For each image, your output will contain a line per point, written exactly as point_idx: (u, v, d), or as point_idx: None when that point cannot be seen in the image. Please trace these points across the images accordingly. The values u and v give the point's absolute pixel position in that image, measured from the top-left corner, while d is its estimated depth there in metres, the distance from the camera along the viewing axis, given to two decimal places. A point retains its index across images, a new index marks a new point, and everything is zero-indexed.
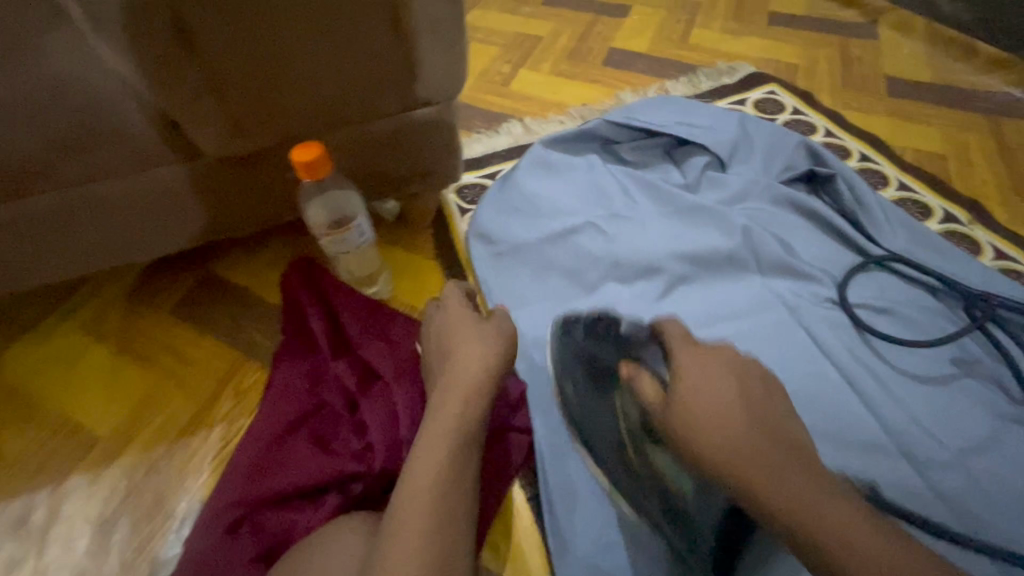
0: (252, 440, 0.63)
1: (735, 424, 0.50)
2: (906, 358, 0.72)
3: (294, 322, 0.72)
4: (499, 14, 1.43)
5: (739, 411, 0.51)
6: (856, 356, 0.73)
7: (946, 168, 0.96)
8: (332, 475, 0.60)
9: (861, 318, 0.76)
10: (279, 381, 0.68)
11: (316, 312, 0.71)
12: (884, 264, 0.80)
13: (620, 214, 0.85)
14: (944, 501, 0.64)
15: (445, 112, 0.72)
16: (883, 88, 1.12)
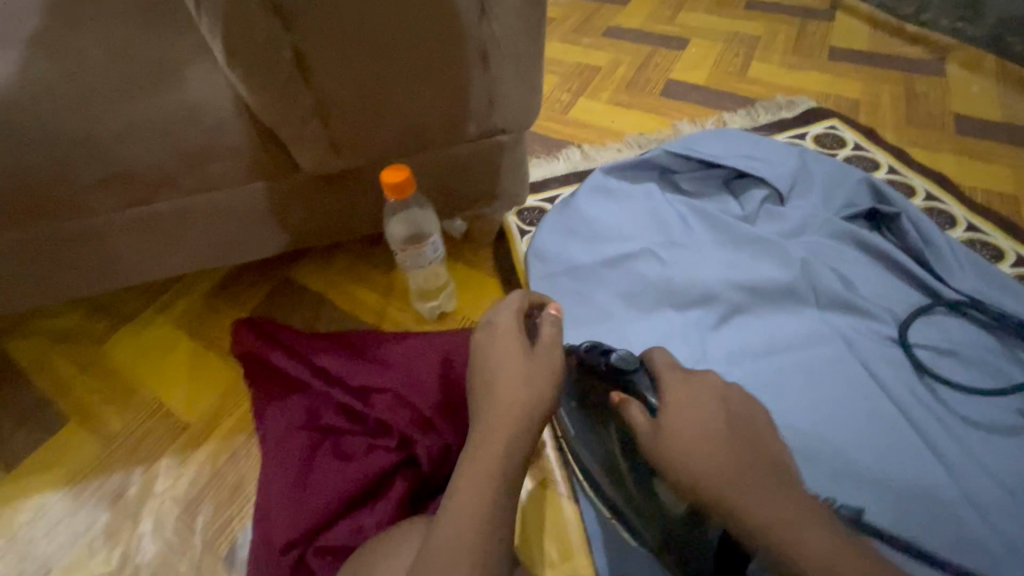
0: (275, 477, 0.62)
1: (751, 488, 0.46)
2: (973, 407, 0.70)
3: (262, 372, 0.73)
4: (560, 45, 1.50)
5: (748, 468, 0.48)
6: (918, 398, 0.72)
7: (1019, 210, 0.93)
8: (363, 475, 0.59)
9: (924, 359, 0.75)
10: (273, 420, 0.67)
11: (276, 352, 0.72)
12: (952, 306, 0.78)
13: (676, 242, 0.87)
14: (1015, 555, 0.61)
15: (517, 139, 0.77)
16: (950, 126, 1.11)
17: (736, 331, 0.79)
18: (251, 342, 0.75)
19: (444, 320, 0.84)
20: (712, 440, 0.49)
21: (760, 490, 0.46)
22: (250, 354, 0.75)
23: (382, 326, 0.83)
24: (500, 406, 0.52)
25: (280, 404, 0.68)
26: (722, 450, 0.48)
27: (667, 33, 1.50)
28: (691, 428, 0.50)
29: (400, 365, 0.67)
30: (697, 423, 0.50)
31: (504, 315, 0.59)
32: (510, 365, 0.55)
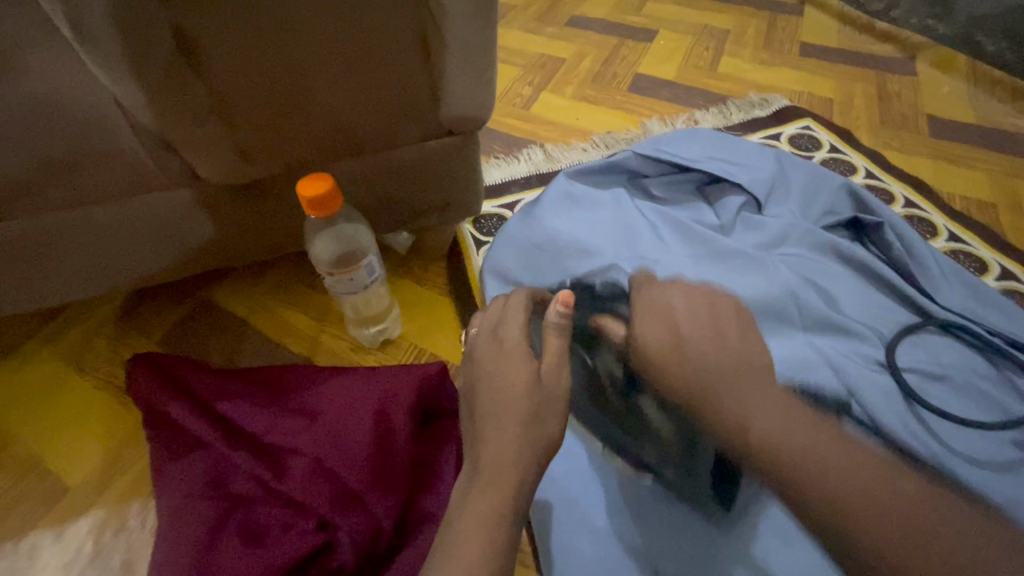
0: (169, 566, 0.50)
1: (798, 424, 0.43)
2: (967, 440, 0.65)
3: (159, 425, 0.60)
4: (521, 34, 1.40)
5: (731, 374, 0.46)
6: (910, 431, 0.65)
7: (997, 218, 0.89)
8: (282, 561, 0.48)
9: (913, 386, 0.69)
10: (171, 489, 0.54)
11: (175, 401, 0.59)
12: (941, 325, 0.73)
13: (647, 257, 0.79)
14: None
15: (468, 141, 0.66)
16: (924, 128, 1.07)
17: None
18: (144, 387, 0.61)
19: (389, 349, 0.72)
20: (700, 356, 0.47)
21: (751, 384, 0.45)
22: (145, 402, 0.61)
23: (314, 357, 0.72)
24: (500, 428, 0.44)
25: (180, 467, 0.56)
26: (712, 363, 0.47)
27: (634, 24, 1.42)
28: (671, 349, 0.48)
29: (328, 415, 0.56)
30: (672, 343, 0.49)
31: (511, 320, 0.51)
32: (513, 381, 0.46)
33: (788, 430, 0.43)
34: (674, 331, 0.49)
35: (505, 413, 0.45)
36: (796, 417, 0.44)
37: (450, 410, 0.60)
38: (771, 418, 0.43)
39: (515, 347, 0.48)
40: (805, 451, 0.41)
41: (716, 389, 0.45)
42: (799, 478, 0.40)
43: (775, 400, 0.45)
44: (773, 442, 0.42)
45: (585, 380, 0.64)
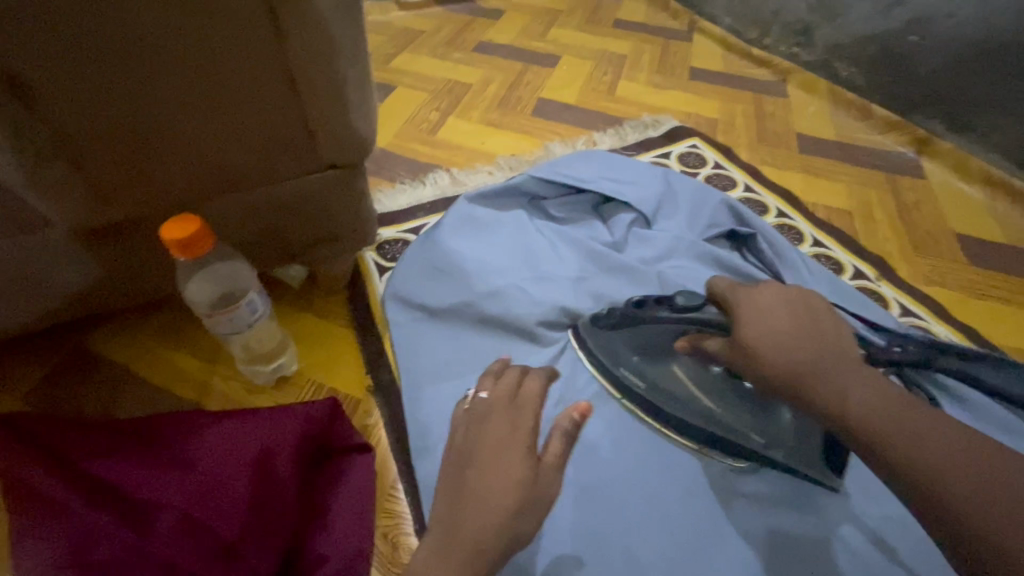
0: None
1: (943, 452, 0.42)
2: None
3: (7, 486, 0.54)
4: (429, 59, 1.43)
5: (832, 356, 0.45)
6: None
7: (852, 224, 0.99)
8: None
9: None
10: (20, 559, 0.49)
11: (30, 462, 0.54)
12: None
13: (545, 275, 0.82)
14: None
15: (353, 171, 0.67)
16: (794, 145, 1.18)
17: None
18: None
19: (284, 387, 0.71)
20: (800, 344, 0.46)
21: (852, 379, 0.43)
22: None
23: (203, 403, 0.69)
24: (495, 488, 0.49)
25: (31, 533, 0.51)
26: (815, 345, 0.46)
27: (539, 50, 1.49)
28: (752, 334, 0.48)
29: (210, 464, 0.54)
30: (767, 336, 0.47)
31: (505, 379, 0.56)
32: (508, 451, 0.50)
33: (912, 420, 0.40)
34: (776, 334, 0.47)
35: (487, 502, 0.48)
36: (845, 361, 0.45)
37: (350, 442, 0.60)
38: None
39: (505, 403, 0.54)
40: (931, 452, 0.39)
41: (836, 378, 0.44)
42: (926, 445, 0.39)
43: (890, 392, 0.43)
44: (884, 422, 0.41)
45: (669, 391, 0.67)
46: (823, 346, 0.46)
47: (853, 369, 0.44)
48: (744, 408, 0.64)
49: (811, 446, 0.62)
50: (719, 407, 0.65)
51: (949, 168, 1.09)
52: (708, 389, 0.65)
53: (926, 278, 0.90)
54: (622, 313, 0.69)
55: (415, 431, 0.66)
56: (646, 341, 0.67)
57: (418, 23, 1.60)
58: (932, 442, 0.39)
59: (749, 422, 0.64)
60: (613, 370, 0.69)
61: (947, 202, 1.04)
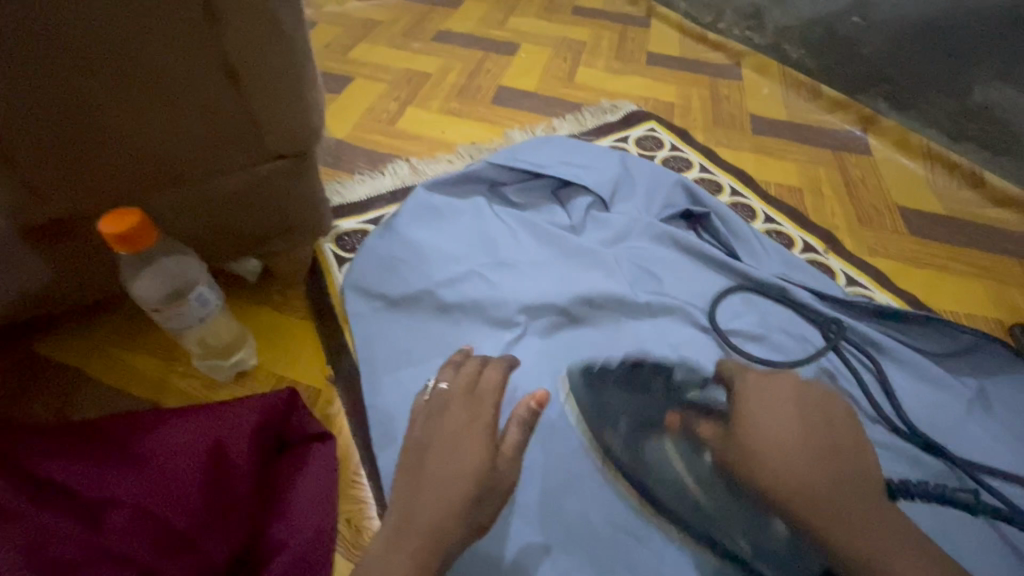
0: None
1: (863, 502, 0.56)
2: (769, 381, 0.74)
3: None
4: (388, 50, 1.41)
5: (831, 482, 0.58)
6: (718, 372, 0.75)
7: (802, 201, 1.02)
8: None
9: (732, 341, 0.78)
10: None
11: None
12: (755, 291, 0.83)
13: (505, 261, 0.83)
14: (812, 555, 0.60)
15: (304, 160, 0.66)
16: (748, 126, 1.21)
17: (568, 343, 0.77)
18: None
19: (244, 381, 0.71)
20: (802, 468, 0.59)
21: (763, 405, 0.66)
22: None
23: (160, 400, 0.68)
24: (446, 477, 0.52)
25: None
26: (807, 456, 0.59)
27: (498, 38, 1.49)
28: (773, 440, 0.62)
29: (163, 459, 0.54)
30: (778, 436, 0.62)
31: (465, 371, 0.60)
32: (468, 441, 0.54)
33: (856, 520, 0.55)
34: (775, 420, 0.64)
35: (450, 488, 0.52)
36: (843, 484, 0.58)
37: (309, 432, 0.61)
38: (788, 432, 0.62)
39: (465, 395, 0.58)
40: (857, 539, 0.54)
41: (812, 485, 0.58)
42: (855, 541, 0.54)
43: (856, 499, 0.57)
44: (835, 517, 0.56)
45: (655, 476, 0.65)
46: (805, 454, 0.60)
47: (859, 503, 0.57)
48: (733, 513, 0.62)
49: (791, 561, 0.58)
50: (712, 505, 0.63)
51: (891, 145, 1.13)
52: (711, 498, 0.63)
53: (869, 248, 0.94)
54: (625, 368, 0.74)
55: (376, 417, 0.66)
56: (639, 418, 0.69)
57: (376, 13, 1.58)
58: (867, 535, 0.54)
59: (735, 523, 0.61)
60: (602, 438, 0.68)
61: (890, 177, 1.08)
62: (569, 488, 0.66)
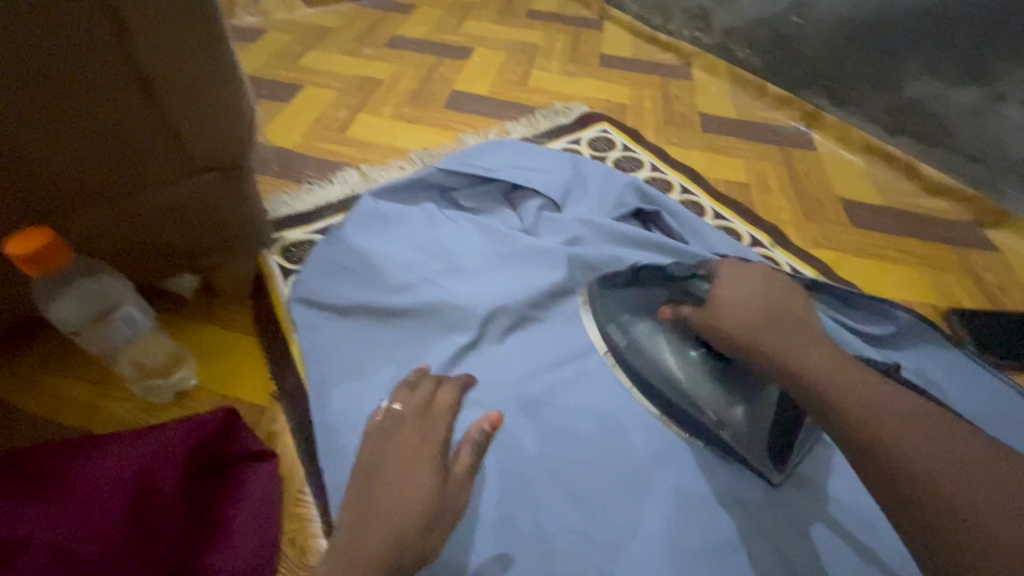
0: None
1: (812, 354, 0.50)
2: None
3: None
4: (339, 56, 1.39)
5: (789, 329, 0.52)
6: None
7: (750, 196, 1.05)
8: None
9: None
10: None
11: None
12: None
13: (457, 266, 0.81)
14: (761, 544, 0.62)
15: (235, 171, 0.65)
16: (697, 124, 1.23)
17: (521, 345, 0.75)
18: None
19: (182, 401, 0.68)
20: (759, 316, 0.54)
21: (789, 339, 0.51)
22: None
23: (92, 426, 0.65)
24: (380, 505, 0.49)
25: None
26: (771, 315, 0.53)
27: (451, 43, 1.48)
28: (728, 300, 0.56)
29: (89, 489, 0.52)
30: (746, 309, 0.54)
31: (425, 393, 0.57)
32: (415, 463, 0.51)
33: (857, 387, 0.46)
34: (738, 297, 0.56)
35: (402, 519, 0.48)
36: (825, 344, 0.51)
37: (247, 450, 0.59)
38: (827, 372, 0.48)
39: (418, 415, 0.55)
40: (855, 404, 0.45)
41: (771, 351, 0.51)
42: (845, 403, 0.45)
43: (856, 373, 0.48)
44: (832, 381, 0.47)
45: (650, 357, 0.70)
46: (779, 322, 0.53)
47: (855, 377, 0.47)
48: (714, 388, 0.66)
49: (759, 431, 0.64)
50: (691, 386, 0.67)
51: (833, 139, 1.17)
52: (697, 371, 0.67)
53: (813, 241, 0.96)
54: (632, 272, 0.76)
55: (321, 432, 0.65)
56: (642, 307, 0.73)
57: (328, 20, 1.55)
58: (868, 397, 0.45)
59: (709, 395, 0.66)
60: (606, 331, 0.74)
61: (833, 170, 1.11)
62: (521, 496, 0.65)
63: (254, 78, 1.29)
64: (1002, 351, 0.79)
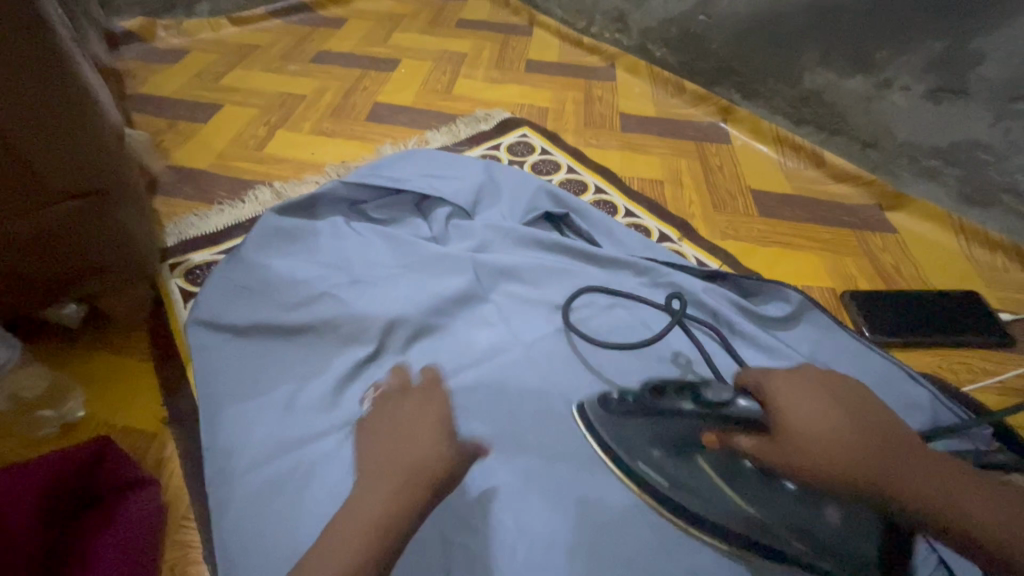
0: None
1: (918, 464, 0.45)
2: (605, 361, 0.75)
3: None
4: (262, 73, 1.38)
5: (897, 453, 0.45)
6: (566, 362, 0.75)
7: (663, 193, 1.07)
8: None
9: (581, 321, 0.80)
10: None
11: None
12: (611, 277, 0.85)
13: (360, 279, 0.81)
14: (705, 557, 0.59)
15: (107, 200, 0.66)
16: (618, 124, 1.25)
17: (421, 353, 0.75)
18: None
19: (70, 432, 0.68)
20: (857, 450, 0.44)
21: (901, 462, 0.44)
22: None
23: None
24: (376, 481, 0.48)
25: None
26: (863, 437, 0.45)
27: (378, 56, 1.48)
28: (816, 431, 0.45)
29: None
30: (832, 433, 0.45)
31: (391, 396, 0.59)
32: (417, 441, 0.51)
33: (984, 504, 0.44)
34: (819, 418, 0.46)
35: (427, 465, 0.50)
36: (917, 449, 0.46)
37: (125, 478, 0.61)
38: (954, 490, 0.44)
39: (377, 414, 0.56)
40: (999, 520, 0.43)
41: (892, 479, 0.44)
42: (992, 529, 0.43)
43: (981, 483, 0.45)
44: (961, 504, 0.44)
45: (695, 487, 0.56)
46: (864, 442, 0.45)
47: (974, 481, 0.45)
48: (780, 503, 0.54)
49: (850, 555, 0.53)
50: (770, 514, 0.54)
51: (747, 133, 1.20)
52: (771, 490, 0.54)
53: (721, 232, 0.99)
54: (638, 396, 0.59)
55: (213, 454, 0.66)
56: (671, 440, 0.56)
57: (254, 37, 1.54)
58: (998, 511, 0.43)
59: (786, 522, 0.54)
60: (632, 466, 0.58)
61: (746, 163, 1.14)
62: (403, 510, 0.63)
63: (173, 99, 1.27)
64: (891, 330, 0.81)
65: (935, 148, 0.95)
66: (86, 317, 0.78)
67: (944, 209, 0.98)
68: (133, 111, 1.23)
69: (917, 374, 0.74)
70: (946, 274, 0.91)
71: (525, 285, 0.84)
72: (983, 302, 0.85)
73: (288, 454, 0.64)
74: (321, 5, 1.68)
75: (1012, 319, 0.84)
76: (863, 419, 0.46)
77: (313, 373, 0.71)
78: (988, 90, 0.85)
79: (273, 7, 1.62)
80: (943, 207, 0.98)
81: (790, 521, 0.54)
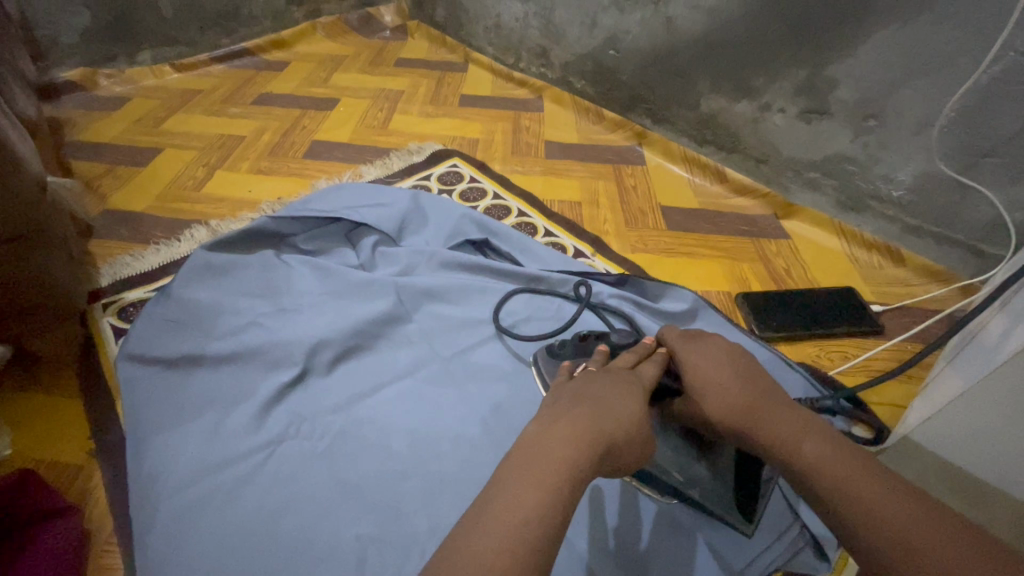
0: None
1: (787, 420, 0.51)
2: (518, 369, 0.82)
3: None
4: (202, 117, 1.43)
5: (771, 404, 0.53)
6: (482, 374, 0.81)
7: (580, 213, 1.15)
8: None
9: (507, 326, 0.87)
10: None
11: None
12: (526, 290, 0.92)
13: (286, 308, 0.86)
14: (619, 554, 0.61)
15: (23, 243, 0.70)
16: (543, 151, 1.35)
17: (346, 373, 0.80)
18: None
19: None
20: (734, 396, 0.54)
21: (770, 414, 0.52)
22: None
23: None
24: (554, 436, 0.47)
25: None
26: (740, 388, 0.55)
27: (318, 95, 1.56)
28: (714, 381, 0.56)
29: None
30: (711, 381, 0.56)
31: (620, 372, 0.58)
32: (603, 406, 0.50)
33: (850, 467, 0.46)
34: (706, 374, 0.57)
35: (605, 424, 0.49)
36: (809, 421, 0.51)
37: (44, 506, 0.64)
38: (825, 451, 0.48)
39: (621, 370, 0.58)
40: (863, 493, 0.44)
41: (759, 416, 0.52)
42: (848, 502, 0.44)
43: (861, 459, 0.47)
44: (834, 472, 0.46)
45: None
46: (763, 401, 0.53)
47: (861, 463, 0.46)
48: (670, 443, 0.61)
49: (716, 489, 0.61)
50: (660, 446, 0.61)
51: (660, 154, 1.30)
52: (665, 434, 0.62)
53: (630, 246, 1.07)
54: (578, 344, 0.75)
55: (136, 481, 0.69)
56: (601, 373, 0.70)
57: (197, 82, 1.60)
58: (865, 486, 0.44)
59: (672, 460, 0.60)
60: None
61: (657, 182, 1.24)
62: (315, 522, 0.65)
63: (112, 145, 1.31)
64: (779, 326, 0.90)
65: (811, 162, 1.07)
66: (12, 357, 0.81)
67: (827, 216, 1.09)
68: (71, 159, 1.26)
69: (794, 363, 0.79)
70: (829, 273, 1.02)
71: (445, 304, 0.90)
72: (859, 297, 0.96)
73: (211, 476, 0.68)
74: (265, 48, 1.75)
75: (882, 310, 0.94)
76: (751, 381, 0.55)
77: (240, 402, 0.75)
78: (845, 109, 0.98)
79: (216, 53, 1.69)
80: (827, 214, 1.10)
81: (677, 462, 0.60)
